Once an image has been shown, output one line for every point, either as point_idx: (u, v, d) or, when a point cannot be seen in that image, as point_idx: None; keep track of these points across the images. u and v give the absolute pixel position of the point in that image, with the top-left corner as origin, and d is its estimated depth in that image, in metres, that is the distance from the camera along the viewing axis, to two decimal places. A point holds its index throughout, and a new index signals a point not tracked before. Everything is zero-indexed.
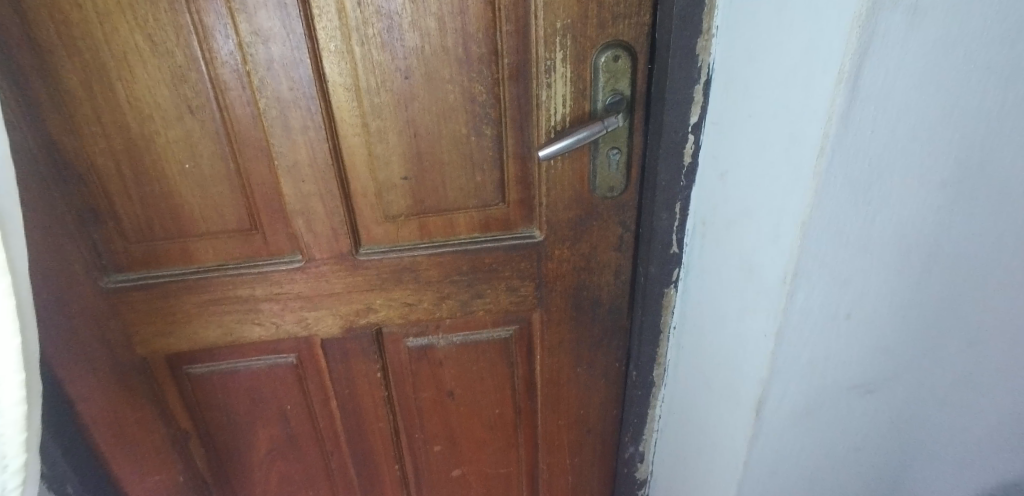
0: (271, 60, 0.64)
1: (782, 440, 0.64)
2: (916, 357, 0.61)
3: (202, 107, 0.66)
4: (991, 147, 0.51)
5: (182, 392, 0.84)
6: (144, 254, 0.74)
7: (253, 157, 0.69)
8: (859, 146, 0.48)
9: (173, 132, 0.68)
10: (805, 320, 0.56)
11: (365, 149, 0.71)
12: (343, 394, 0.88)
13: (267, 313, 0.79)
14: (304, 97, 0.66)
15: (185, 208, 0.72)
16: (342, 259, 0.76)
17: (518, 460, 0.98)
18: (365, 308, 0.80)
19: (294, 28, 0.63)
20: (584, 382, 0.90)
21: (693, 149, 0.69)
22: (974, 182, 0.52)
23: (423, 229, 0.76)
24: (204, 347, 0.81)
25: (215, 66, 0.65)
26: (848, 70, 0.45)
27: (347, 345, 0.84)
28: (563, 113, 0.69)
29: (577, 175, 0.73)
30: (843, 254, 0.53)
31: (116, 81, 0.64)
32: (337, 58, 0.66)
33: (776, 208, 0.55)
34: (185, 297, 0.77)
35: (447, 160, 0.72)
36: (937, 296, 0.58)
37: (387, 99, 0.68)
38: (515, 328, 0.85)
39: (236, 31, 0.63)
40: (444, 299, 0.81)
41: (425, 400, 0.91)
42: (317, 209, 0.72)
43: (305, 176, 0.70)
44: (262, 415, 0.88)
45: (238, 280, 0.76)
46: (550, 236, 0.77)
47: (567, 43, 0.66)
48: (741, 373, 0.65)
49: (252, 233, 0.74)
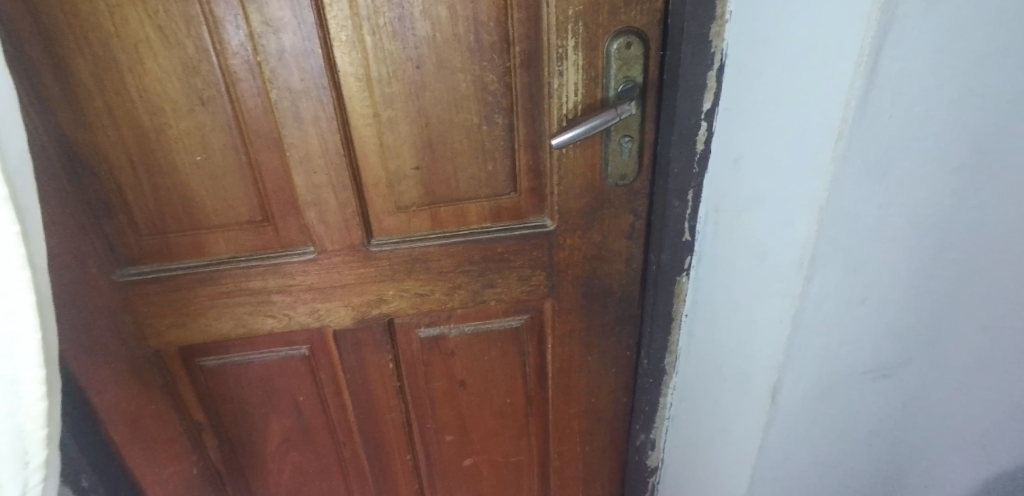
0: (282, 50, 0.64)
1: (796, 425, 0.65)
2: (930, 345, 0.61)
3: (213, 99, 0.66)
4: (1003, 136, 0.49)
5: (196, 385, 0.85)
6: (156, 246, 0.74)
7: (264, 148, 0.69)
8: (878, 131, 0.47)
9: (184, 124, 0.67)
10: (820, 308, 0.56)
11: (376, 140, 0.70)
12: (355, 384, 0.89)
13: (281, 306, 0.80)
14: (316, 87, 0.66)
15: (197, 200, 0.72)
16: (353, 251, 0.76)
17: (529, 448, 0.99)
18: (377, 299, 0.81)
19: (305, 18, 0.62)
20: (594, 370, 0.91)
21: (706, 136, 0.68)
22: (991, 170, 0.51)
23: (435, 219, 0.76)
24: (218, 339, 0.82)
25: (225, 57, 0.64)
26: (868, 54, 0.44)
27: (360, 335, 0.84)
28: (575, 101, 0.69)
29: (589, 164, 0.73)
30: (860, 240, 0.53)
31: (126, 73, 0.64)
32: (348, 48, 0.65)
33: (791, 196, 0.54)
34: (197, 289, 0.77)
35: (459, 150, 0.72)
36: (945, 285, 0.57)
37: (399, 89, 0.67)
38: (525, 317, 0.85)
39: (247, 21, 0.62)
40: (456, 289, 0.81)
41: (436, 390, 0.91)
42: (329, 200, 0.72)
43: (316, 167, 0.70)
44: (276, 406, 0.89)
45: (250, 272, 0.76)
46: (560, 225, 0.77)
47: (579, 30, 0.65)
48: (755, 360, 0.65)
49: (264, 225, 0.74)
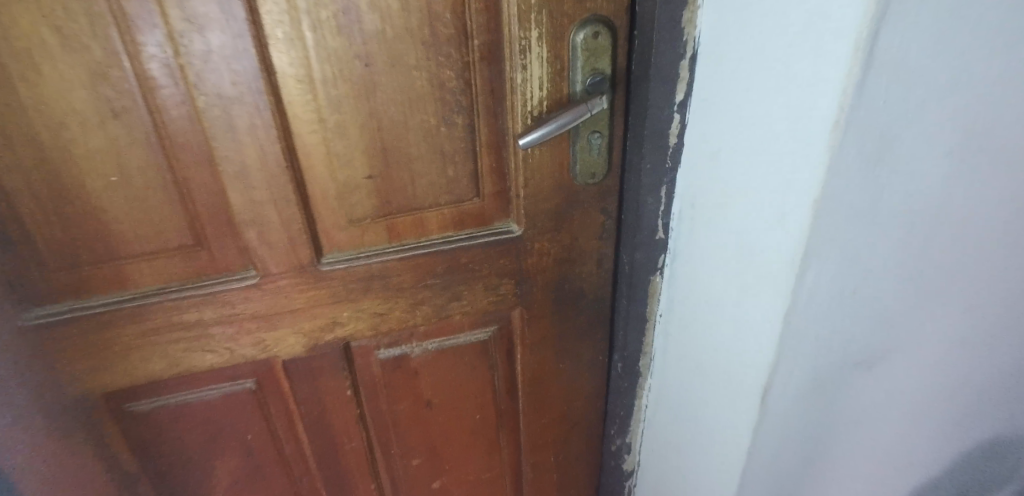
0: (209, 51, 0.56)
1: (786, 421, 0.63)
2: (928, 329, 0.60)
3: (128, 109, 0.57)
4: (1010, 118, 0.49)
5: (126, 433, 0.75)
6: (70, 282, 0.65)
7: (192, 163, 0.61)
8: (872, 118, 0.45)
9: (94, 141, 0.58)
10: (812, 303, 0.54)
11: (322, 148, 0.63)
12: (312, 416, 0.81)
13: (220, 339, 0.71)
14: (251, 92, 0.58)
15: (115, 227, 0.63)
16: (302, 272, 0.69)
17: (502, 463, 0.94)
18: (331, 322, 0.73)
19: (235, 13, 0.54)
20: (567, 376, 0.87)
21: (679, 129, 0.65)
22: (986, 158, 0.51)
23: (392, 231, 0.69)
24: (149, 381, 0.72)
25: (140, 61, 0.55)
26: (865, 37, 0.41)
27: (314, 362, 0.77)
28: (540, 96, 0.64)
29: (557, 164, 0.69)
30: (853, 229, 0.51)
31: (17, 84, 0.54)
32: (286, 46, 0.57)
33: (780, 188, 0.52)
34: (121, 326, 0.68)
35: (416, 155, 0.66)
36: (949, 275, 0.57)
37: (347, 91, 0.60)
38: (494, 328, 0.80)
39: (165, 19, 0.54)
40: (418, 305, 0.75)
41: (401, 413, 0.85)
42: (271, 218, 0.65)
43: (255, 181, 0.62)
44: (221, 447, 0.80)
45: (184, 303, 0.67)
46: (528, 229, 0.72)
47: (543, 20, 0.60)
48: (744, 358, 0.62)
49: (197, 250, 0.66)
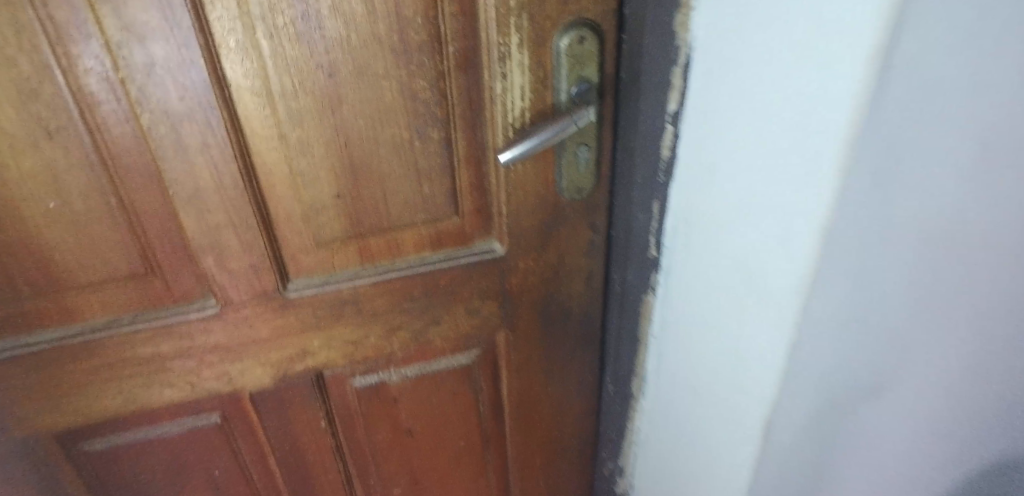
0: (152, 62, 0.50)
1: (789, 457, 0.57)
2: (955, 362, 0.54)
3: (64, 128, 0.51)
4: None
5: (81, 473, 0.69)
6: (7, 319, 0.58)
7: (139, 185, 0.55)
8: (886, 134, 0.39)
9: (27, 164, 0.52)
10: (819, 333, 0.49)
11: (284, 166, 0.58)
12: (283, 449, 0.76)
13: (180, 373, 0.65)
14: (202, 107, 0.52)
15: (55, 257, 0.57)
16: (267, 299, 0.63)
17: (489, 489, 0.89)
18: (300, 352, 0.68)
19: (179, 20, 0.49)
20: (556, 399, 0.82)
21: (671, 142, 0.61)
22: None
23: (364, 253, 0.64)
24: (103, 420, 0.66)
25: (75, 75, 0.49)
26: (881, 43, 0.35)
27: (283, 393, 0.71)
28: (522, 107, 0.59)
29: (541, 178, 0.64)
30: (866, 255, 0.45)
31: None
32: (239, 56, 0.52)
33: (784, 209, 0.47)
34: (68, 364, 0.62)
35: (388, 171, 0.60)
36: (990, 301, 0.50)
37: (309, 103, 0.55)
38: (477, 352, 0.75)
39: (101, 28, 0.48)
40: (395, 330, 0.70)
41: (381, 442, 0.79)
42: (231, 243, 0.59)
43: (210, 204, 0.57)
44: (187, 485, 0.75)
45: (137, 337, 0.62)
46: (512, 248, 0.67)
47: (524, 25, 0.55)
48: (748, 388, 0.57)
49: (149, 278, 0.60)
